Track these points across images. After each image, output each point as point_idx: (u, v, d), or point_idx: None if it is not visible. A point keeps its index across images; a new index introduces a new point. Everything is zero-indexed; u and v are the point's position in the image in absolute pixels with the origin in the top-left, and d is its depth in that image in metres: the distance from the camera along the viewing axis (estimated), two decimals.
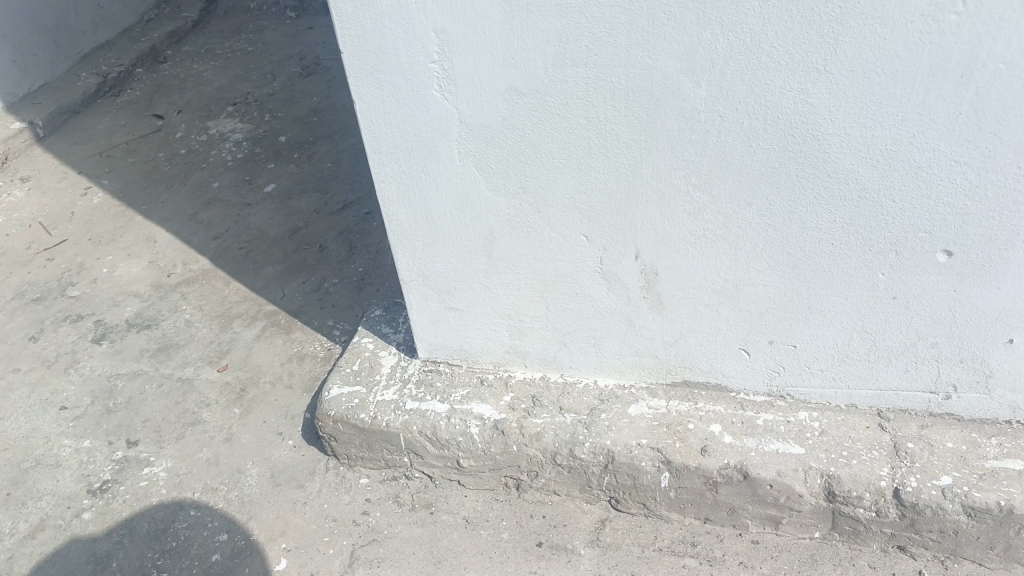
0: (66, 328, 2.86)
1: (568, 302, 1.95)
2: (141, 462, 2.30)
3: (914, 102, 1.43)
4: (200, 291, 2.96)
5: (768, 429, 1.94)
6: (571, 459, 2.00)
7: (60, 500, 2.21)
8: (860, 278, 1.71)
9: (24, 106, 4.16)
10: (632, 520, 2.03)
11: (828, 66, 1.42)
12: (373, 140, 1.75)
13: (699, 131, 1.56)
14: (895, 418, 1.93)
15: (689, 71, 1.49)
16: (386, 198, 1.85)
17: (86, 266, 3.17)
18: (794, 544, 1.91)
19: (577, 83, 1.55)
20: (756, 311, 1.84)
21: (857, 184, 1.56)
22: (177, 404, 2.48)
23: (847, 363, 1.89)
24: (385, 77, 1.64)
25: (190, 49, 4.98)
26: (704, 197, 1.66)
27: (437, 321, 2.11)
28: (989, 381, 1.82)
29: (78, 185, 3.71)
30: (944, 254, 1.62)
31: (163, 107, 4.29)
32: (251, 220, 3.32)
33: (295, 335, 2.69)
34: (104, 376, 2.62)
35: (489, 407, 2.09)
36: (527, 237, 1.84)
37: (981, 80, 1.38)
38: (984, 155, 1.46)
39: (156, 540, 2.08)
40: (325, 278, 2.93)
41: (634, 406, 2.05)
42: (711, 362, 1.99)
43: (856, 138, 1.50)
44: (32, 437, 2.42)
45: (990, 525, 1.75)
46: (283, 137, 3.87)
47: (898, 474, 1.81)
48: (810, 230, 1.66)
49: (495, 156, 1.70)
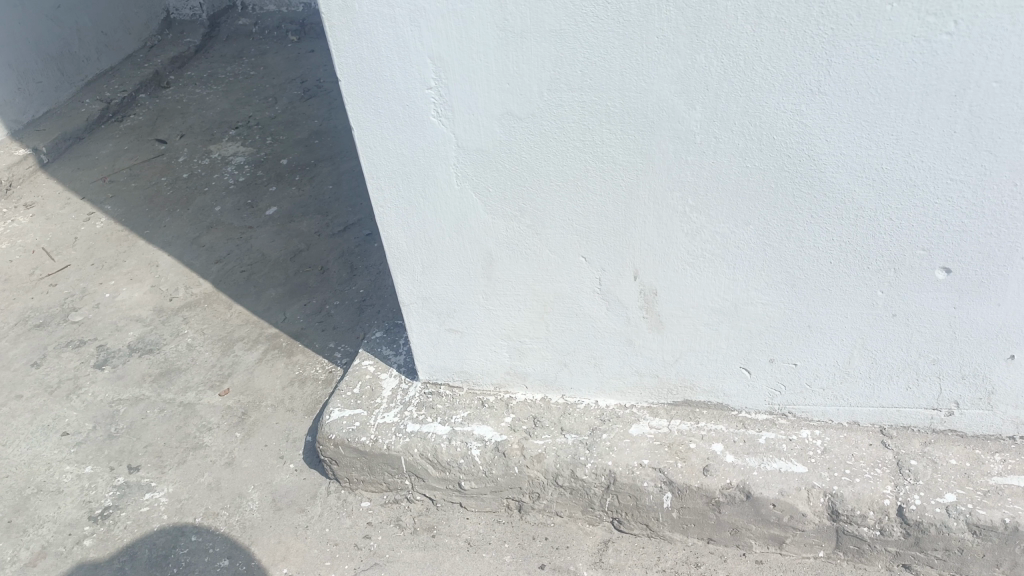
0: (68, 353, 2.87)
1: (568, 322, 1.96)
2: (142, 488, 2.30)
3: (907, 121, 1.44)
4: (202, 314, 2.97)
5: (770, 447, 1.94)
6: (573, 480, 1.99)
7: (61, 527, 2.21)
8: (859, 296, 1.71)
9: (28, 134, 4.21)
10: (635, 541, 2.01)
11: (821, 87, 1.43)
12: (371, 165, 1.76)
13: (695, 153, 1.58)
14: (897, 435, 1.92)
15: (683, 93, 1.50)
16: (385, 222, 1.86)
17: (89, 291, 3.19)
18: (799, 564, 1.90)
19: (573, 107, 1.57)
20: (756, 330, 1.84)
21: (853, 203, 1.56)
22: (178, 428, 2.48)
23: (848, 381, 1.88)
24: (383, 103, 1.66)
25: (193, 73, 5.04)
26: (701, 217, 1.67)
27: (438, 343, 2.11)
28: (991, 397, 1.82)
29: (81, 211, 3.74)
30: (943, 271, 1.63)
31: (166, 132, 4.34)
32: (253, 243, 3.34)
33: (296, 358, 2.69)
34: (106, 401, 2.63)
35: (490, 429, 2.09)
36: (525, 259, 1.85)
37: (974, 98, 1.39)
38: (979, 173, 1.47)
39: (157, 566, 2.07)
40: (326, 300, 2.94)
41: (635, 426, 2.04)
42: (712, 381, 1.99)
43: (851, 157, 1.51)
44: (34, 464, 2.42)
45: (995, 542, 1.74)
46: (284, 160, 3.90)
47: (902, 492, 1.80)
48: (807, 249, 1.66)
49: (493, 179, 1.72)
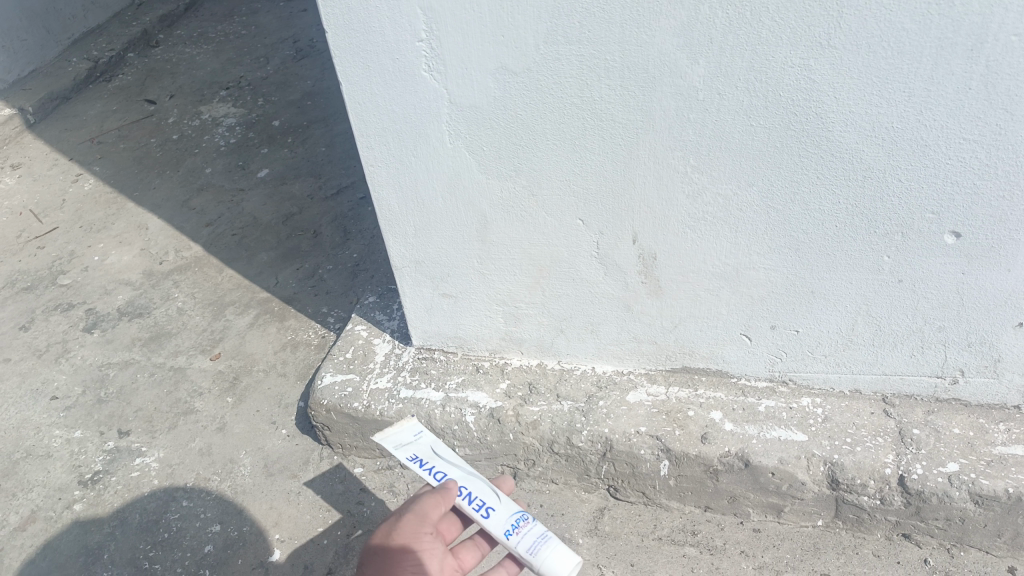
0: (57, 317, 2.82)
1: (564, 288, 1.90)
2: (132, 453, 2.27)
3: (921, 77, 1.36)
4: (193, 278, 2.92)
5: (770, 415, 1.90)
6: (569, 447, 1.96)
7: (51, 492, 2.18)
8: (865, 262, 1.66)
9: (15, 93, 4.11)
10: (631, 509, 1.99)
11: (832, 41, 1.35)
12: (361, 123, 1.69)
13: (698, 110, 1.50)
14: (900, 404, 1.89)
15: (686, 46, 1.42)
16: (377, 183, 1.80)
17: (77, 254, 3.13)
18: (797, 532, 1.87)
19: (571, 60, 1.49)
20: (757, 296, 1.79)
21: (862, 164, 1.50)
22: (169, 393, 2.44)
23: (850, 349, 1.84)
24: (372, 57, 1.58)
25: (183, 32, 4.90)
26: (703, 178, 1.60)
27: (431, 308, 2.06)
28: (997, 365, 1.77)
29: (69, 172, 3.66)
30: (952, 236, 1.57)
31: (156, 92, 4.23)
32: (244, 205, 3.27)
33: (289, 323, 2.65)
34: (95, 365, 2.58)
35: (485, 395, 2.05)
36: (521, 221, 1.78)
37: (992, 53, 1.31)
38: (994, 132, 1.40)
39: (147, 531, 2.05)
40: (320, 264, 2.88)
41: (632, 393, 2.01)
42: (712, 348, 1.94)
43: (860, 115, 1.44)
44: (23, 428, 2.39)
45: (997, 512, 1.71)
46: (277, 121, 3.80)
47: (904, 461, 1.77)
48: (812, 212, 1.60)
49: (487, 138, 1.65)
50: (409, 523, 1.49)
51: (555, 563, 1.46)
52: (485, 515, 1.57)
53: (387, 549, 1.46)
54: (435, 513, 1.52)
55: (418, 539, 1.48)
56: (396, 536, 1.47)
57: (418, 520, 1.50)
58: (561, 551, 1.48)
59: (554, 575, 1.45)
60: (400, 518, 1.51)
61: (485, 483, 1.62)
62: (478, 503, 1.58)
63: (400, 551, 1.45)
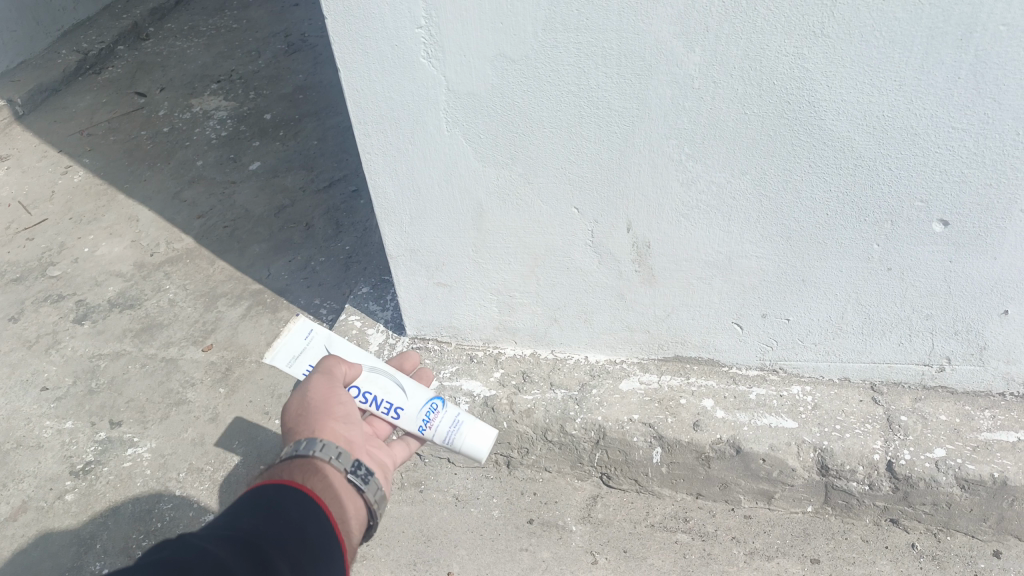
0: (47, 309, 2.80)
1: (558, 276, 1.92)
2: (124, 443, 2.26)
3: (912, 66, 1.39)
4: (184, 270, 2.91)
5: (760, 403, 1.93)
6: (562, 435, 1.98)
7: (42, 482, 2.18)
8: (855, 250, 1.68)
9: (3, 85, 4.08)
10: (623, 496, 2.00)
11: (825, 30, 1.37)
12: (359, 110, 1.70)
13: (693, 98, 1.52)
14: (888, 391, 1.92)
15: (683, 35, 1.44)
16: (373, 170, 1.80)
17: (67, 245, 3.11)
18: (787, 519, 1.89)
19: (568, 49, 1.50)
20: (749, 284, 1.81)
21: (853, 152, 1.52)
22: (161, 384, 2.44)
23: (840, 337, 1.87)
24: (371, 43, 1.59)
25: (172, 25, 4.86)
26: (697, 166, 1.62)
27: (426, 297, 2.07)
28: (983, 352, 1.80)
29: (59, 164, 3.63)
30: (940, 224, 1.60)
31: (146, 85, 4.20)
32: (236, 198, 3.26)
33: (282, 314, 2.64)
34: (86, 356, 2.57)
35: (479, 383, 2.08)
36: (515, 209, 1.79)
37: (981, 42, 1.34)
38: (982, 121, 1.43)
39: (141, 520, 2.04)
40: (312, 256, 2.87)
41: (625, 381, 2.03)
42: (704, 337, 1.96)
43: (852, 103, 1.46)
44: (13, 419, 2.38)
45: (983, 496, 1.75)
46: (268, 115, 3.79)
47: (892, 447, 1.80)
48: (805, 200, 1.62)
49: (484, 126, 1.66)
50: (320, 383, 1.34)
51: (472, 440, 1.54)
52: (394, 417, 1.51)
53: (313, 411, 1.28)
54: (341, 369, 1.39)
55: (339, 397, 1.33)
56: (314, 398, 1.30)
57: (325, 376, 1.36)
58: (478, 429, 1.55)
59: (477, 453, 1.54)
60: (310, 385, 1.33)
61: (391, 380, 1.51)
62: (386, 406, 1.51)
63: (327, 411, 1.28)
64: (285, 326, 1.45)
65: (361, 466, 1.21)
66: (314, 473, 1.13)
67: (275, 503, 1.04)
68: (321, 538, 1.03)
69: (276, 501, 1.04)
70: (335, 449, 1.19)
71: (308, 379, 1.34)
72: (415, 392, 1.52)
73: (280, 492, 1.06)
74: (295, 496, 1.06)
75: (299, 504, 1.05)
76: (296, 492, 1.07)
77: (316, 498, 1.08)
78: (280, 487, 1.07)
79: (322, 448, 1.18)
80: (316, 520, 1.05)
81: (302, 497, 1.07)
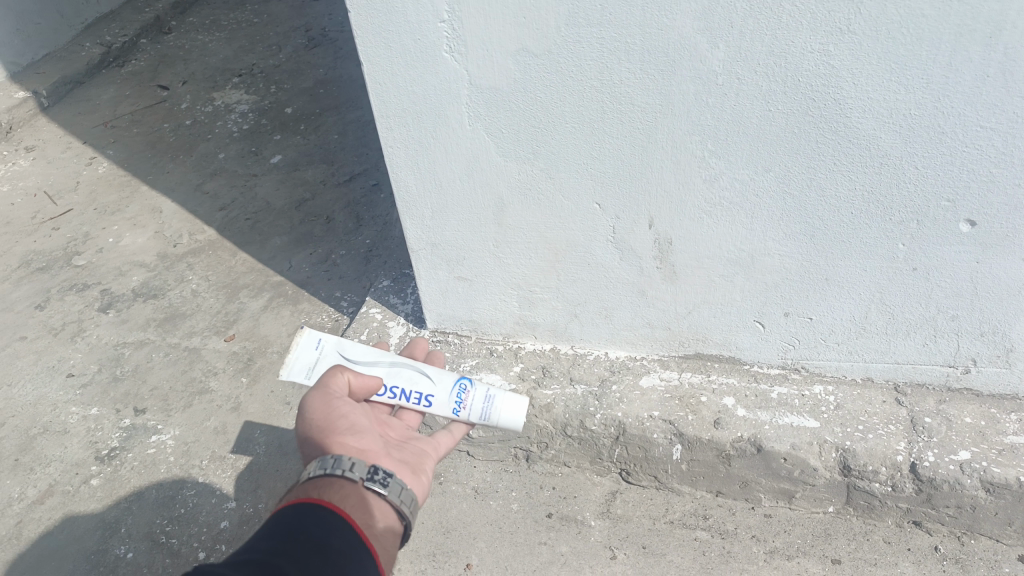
0: (72, 297, 2.84)
1: (580, 272, 1.92)
2: (148, 431, 2.29)
3: (940, 63, 1.38)
4: (207, 261, 2.94)
5: (782, 402, 1.93)
6: (582, 430, 1.99)
7: (67, 467, 2.21)
8: (880, 250, 1.67)
9: (29, 77, 4.14)
10: (643, 493, 2.00)
11: (851, 27, 1.37)
12: (382, 104, 1.71)
13: (717, 94, 1.52)
14: (912, 392, 1.91)
15: (707, 31, 1.44)
16: (396, 164, 1.81)
17: (92, 235, 3.15)
18: (808, 518, 1.88)
19: (592, 43, 1.50)
20: (772, 283, 1.81)
21: (879, 151, 1.51)
22: (184, 373, 2.46)
23: (864, 337, 1.86)
24: (394, 38, 1.60)
25: (195, 19, 4.90)
26: (721, 163, 1.62)
27: (447, 291, 2.08)
28: (1009, 355, 1.78)
29: (84, 155, 3.68)
30: (967, 224, 1.58)
31: (169, 78, 4.24)
32: (258, 190, 3.28)
33: (302, 306, 2.66)
34: (110, 344, 2.61)
35: (499, 377, 2.08)
36: (538, 205, 1.80)
37: (1010, 39, 1.32)
38: (1011, 120, 1.41)
39: (164, 507, 2.07)
40: (333, 249, 2.89)
41: (646, 378, 2.03)
42: (725, 335, 1.96)
43: (879, 102, 1.45)
44: (39, 405, 2.41)
45: (1009, 500, 1.73)
46: (290, 109, 3.82)
47: (915, 449, 1.79)
48: (829, 199, 1.61)
49: (507, 121, 1.66)
50: (317, 404, 1.27)
51: (507, 412, 1.52)
52: (427, 405, 1.52)
53: (319, 429, 1.23)
54: (334, 384, 1.32)
55: (340, 411, 1.27)
56: (314, 422, 1.24)
57: (319, 395, 1.29)
58: (511, 400, 1.53)
59: (514, 424, 1.53)
60: (308, 410, 1.27)
61: (414, 370, 1.54)
62: (416, 396, 1.52)
63: (335, 425, 1.24)
64: (293, 341, 1.54)
65: (378, 469, 1.16)
66: (329, 488, 1.10)
67: (295, 523, 1.02)
68: (341, 551, 1.00)
69: (295, 521, 1.02)
70: (348, 460, 1.15)
71: (303, 405, 1.28)
72: (441, 377, 1.54)
73: (299, 512, 1.04)
74: (314, 513, 1.04)
75: (318, 519, 1.03)
76: (314, 509, 1.05)
77: (334, 511, 1.05)
78: (298, 507, 1.05)
79: (333, 463, 1.14)
80: (336, 533, 1.02)
81: (321, 512, 1.04)
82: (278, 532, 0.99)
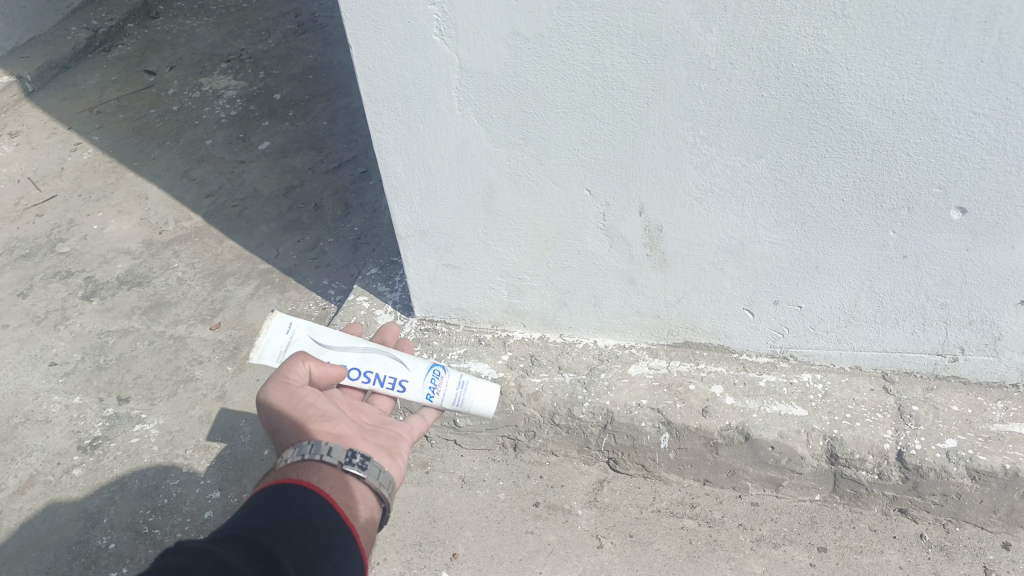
0: (55, 285, 2.81)
1: (569, 260, 1.90)
2: (132, 420, 2.26)
3: (934, 49, 1.36)
4: (193, 249, 2.91)
5: (770, 390, 1.92)
6: (570, 419, 1.97)
7: (50, 456, 2.19)
8: (870, 237, 1.66)
9: (12, 61, 4.07)
10: (630, 481, 1.99)
11: (845, 11, 1.35)
12: (370, 87, 1.68)
13: (710, 79, 1.50)
14: (900, 380, 1.91)
15: (700, 14, 1.41)
16: (384, 149, 1.78)
17: (76, 222, 3.11)
18: (795, 506, 1.88)
19: (584, 27, 1.48)
20: (762, 271, 1.79)
21: (871, 137, 1.50)
22: (169, 361, 2.44)
23: (853, 325, 1.85)
24: (383, 20, 1.56)
25: (183, 4, 4.83)
26: (712, 149, 1.60)
27: (435, 279, 2.06)
28: (997, 343, 1.78)
29: (68, 141, 3.63)
30: (957, 211, 1.57)
31: (155, 64, 4.18)
32: (245, 177, 3.25)
33: (289, 294, 2.64)
34: (94, 333, 2.58)
35: (487, 365, 2.06)
36: (527, 191, 1.78)
37: (1006, 25, 1.30)
38: (1004, 107, 1.40)
39: (148, 496, 2.05)
40: (321, 237, 2.86)
41: (634, 366, 2.02)
42: (714, 323, 1.95)
43: (872, 87, 1.43)
44: (21, 394, 2.39)
45: (994, 488, 1.73)
46: (278, 95, 3.77)
47: (902, 437, 1.79)
48: (820, 185, 1.60)
49: (496, 106, 1.64)
50: (283, 393, 1.23)
51: (479, 400, 1.54)
52: (400, 390, 1.51)
53: (290, 419, 1.20)
54: (299, 374, 1.28)
55: (310, 400, 1.24)
56: (282, 411, 1.21)
57: (283, 385, 1.25)
58: (484, 387, 1.55)
59: (485, 411, 1.55)
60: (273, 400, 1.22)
61: (388, 356, 1.52)
62: (390, 381, 1.50)
63: (308, 412, 1.22)
64: (264, 325, 1.50)
65: (356, 453, 1.15)
66: (308, 472, 1.08)
67: (275, 503, 0.99)
68: (322, 529, 0.98)
69: (276, 501, 1.00)
70: (325, 446, 1.13)
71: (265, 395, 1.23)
72: (416, 362, 1.53)
73: (279, 492, 1.02)
74: (295, 494, 1.02)
75: (299, 500, 1.01)
76: (294, 490, 1.03)
77: (315, 492, 1.04)
78: (277, 489, 1.03)
79: (310, 448, 1.12)
80: (318, 513, 1.01)
81: (302, 493, 1.03)
82: (259, 510, 0.98)
